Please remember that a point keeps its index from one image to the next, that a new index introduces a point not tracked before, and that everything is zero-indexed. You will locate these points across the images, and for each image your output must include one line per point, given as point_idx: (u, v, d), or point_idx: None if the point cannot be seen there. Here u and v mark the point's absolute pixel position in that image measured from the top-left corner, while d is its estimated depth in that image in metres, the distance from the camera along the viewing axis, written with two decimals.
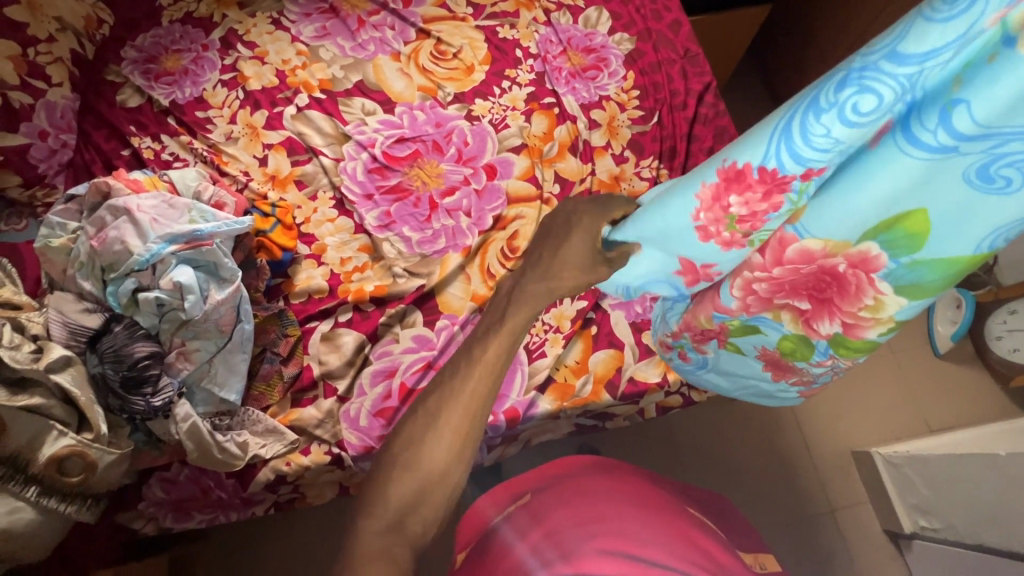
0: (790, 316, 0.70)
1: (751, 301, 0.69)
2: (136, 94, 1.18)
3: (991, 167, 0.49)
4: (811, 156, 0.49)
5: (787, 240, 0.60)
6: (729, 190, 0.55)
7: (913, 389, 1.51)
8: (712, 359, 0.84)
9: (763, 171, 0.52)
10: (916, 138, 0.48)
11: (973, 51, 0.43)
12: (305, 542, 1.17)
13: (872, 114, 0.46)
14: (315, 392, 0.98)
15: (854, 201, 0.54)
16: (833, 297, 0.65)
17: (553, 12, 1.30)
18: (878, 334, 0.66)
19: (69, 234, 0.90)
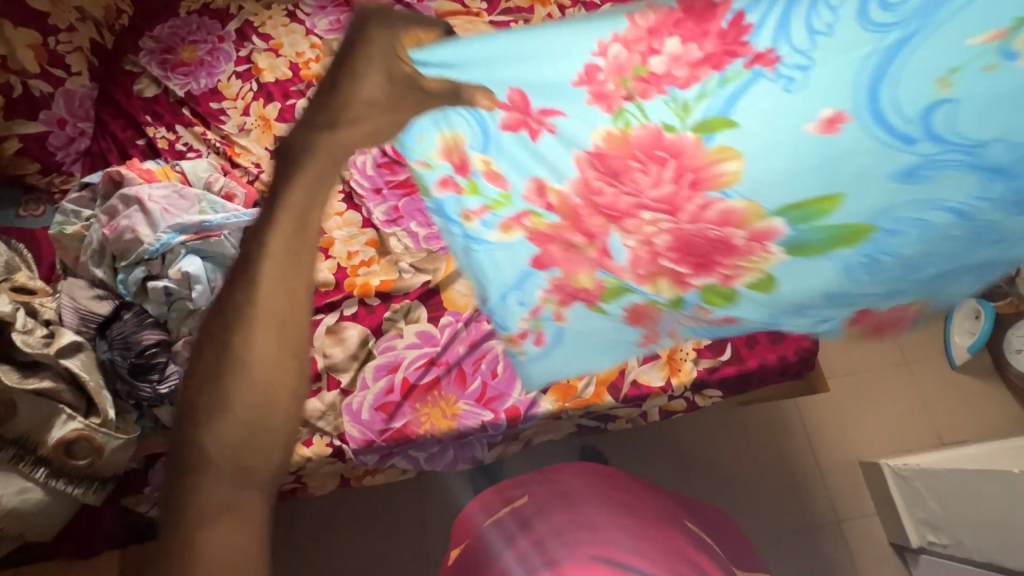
0: (667, 283, 0.77)
1: (638, 263, 0.78)
2: (153, 85, 1.19)
3: (918, 169, 0.59)
4: (800, 41, 0.58)
5: (713, 202, 0.69)
6: (682, 25, 0.63)
7: (925, 401, 1.47)
8: (568, 329, 0.86)
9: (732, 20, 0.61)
10: (884, 116, 0.57)
11: (964, 59, 0.53)
12: (307, 533, 1.19)
13: (891, 15, 0.54)
14: (318, 384, 0.96)
15: (771, 156, 0.64)
16: (715, 258, 0.73)
17: (568, 8, 1.28)
18: (746, 287, 0.73)
19: (83, 221, 0.92)
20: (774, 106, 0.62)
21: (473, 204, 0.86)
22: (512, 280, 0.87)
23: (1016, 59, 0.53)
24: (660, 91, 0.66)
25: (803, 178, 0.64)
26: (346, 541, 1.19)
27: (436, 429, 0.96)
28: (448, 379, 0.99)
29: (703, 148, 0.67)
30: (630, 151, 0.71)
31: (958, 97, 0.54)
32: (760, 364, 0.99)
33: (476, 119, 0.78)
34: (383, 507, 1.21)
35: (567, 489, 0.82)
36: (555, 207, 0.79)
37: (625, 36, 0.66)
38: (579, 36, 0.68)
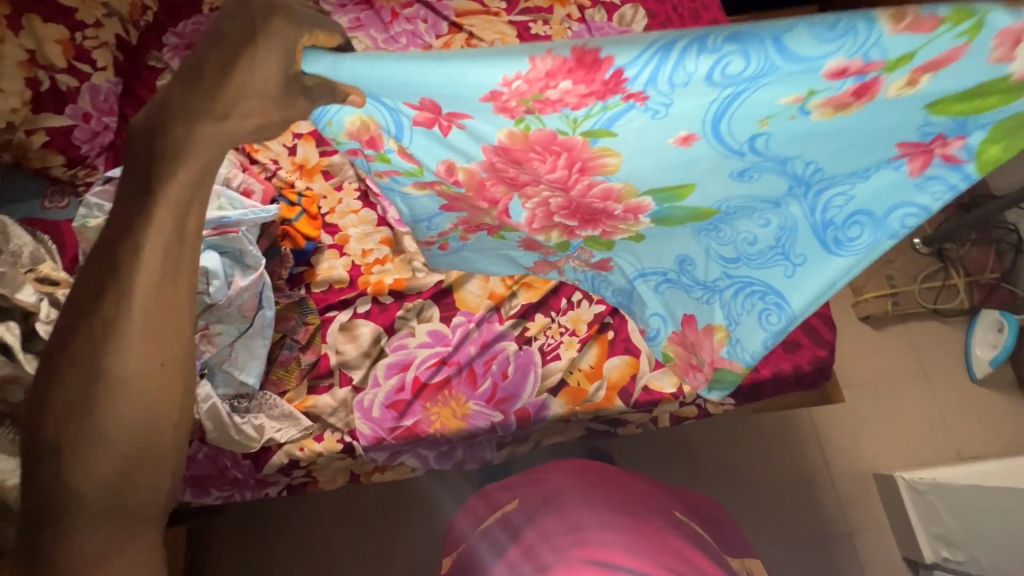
0: (557, 234, 0.78)
1: (535, 220, 0.75)
2: None
3: (745, 171, 0.62)
4: (661, 87, 0.51)
5: (595, 183, 0.64)
6: (569, 73, 0.50)
7: (944, 414, 1.44)
8: (473, 243, 0.86)
9: (615, 72, 0.50)
10: (723, 137, 0.56)
11: (780, 110, 0.53)
12: (317, 525, 1.20)
13: (735, 77, 0.49)
14: (331, 380, 1.00)
15: (644, 162, 0.60)
16: (601, 217, 0.72)
17: (587, 9, 1.27)
18: (624, 239, 0.77)
19: (105, 214, 0.93)
20: (643, 131, 0.56)
21: (382, 168, 0.70)
22: (421, 213, 0.78)
23: (814, 113, 0.53)
24: (555, 111, 0.55)
25: (682, 169, 0.61)
26: (357, 535, 1.20)
27: (446, 428, 0.97)
28: (458, 379, 0.99)
29: (590, 147, 0.59)
30: (532, 149, 0.60)
31: (772, 133, 0.56)
32: (774, 373, 0.98)
33: (388, 110, 0.59)
34: (393, 503, 1.22)
35: (575, 493, 0.82)
36: (465, 183, 0.69)
37: (526, 76, 0.51)
38: (492, 61, 0.50)
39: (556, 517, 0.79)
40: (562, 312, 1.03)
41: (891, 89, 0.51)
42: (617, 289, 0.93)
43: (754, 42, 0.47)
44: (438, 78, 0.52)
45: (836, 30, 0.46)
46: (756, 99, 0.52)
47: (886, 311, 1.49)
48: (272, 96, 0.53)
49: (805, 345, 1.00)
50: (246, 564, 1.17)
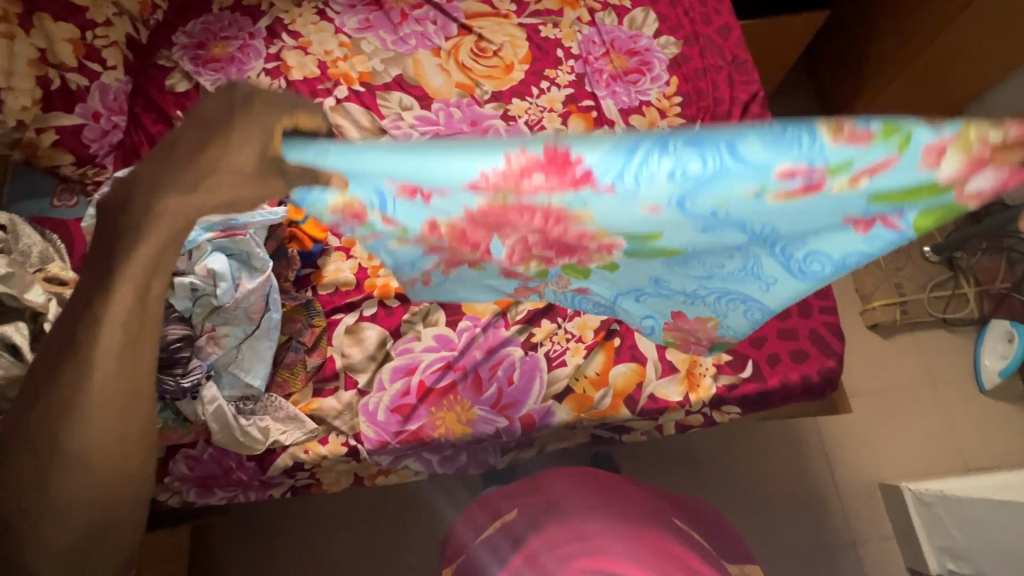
0: (537, 264, 0.74)
1: (513, 256, 0.72)
2: (185, 80, 1.21)
3: (714, 241, 0.64)
4: (628, 180, 0.55)
5: (570, 232, 0.64)
6: (546, 170, 0.55)
7: (951, 425, 1.43)
8: (453, 274, 0.78)
9: (587, 169, 0.55)
10: (691, 216, 0.60)
11: (737, 199, 0.57)
12: (320, 526, 1.21)
13: (692, 176, 0.55)
14: (336, 383, 1.00)
15: (619, 235, 0.63)
16: (576, 251, 0.69)
17: (598, 12, 1.27)
18: (598, 265, 0.72)
19: None
20: (616, 211, 0.59)
21: (364, 233, 0.69)
22: (402, 254, 0.73)
23: (769, 200, 0.57)
24: (535, 197, 0.58)
25: (654, 237, 0.64)
26: (361, 537, 1.20)
27: (451, 433, 0.97)
28: (464, 384, 0.99)
29: (568, 216, 0.61)
30: (509, 215, 0.62)
31: (735, 215, 0.60)
32: (781, 383, 0.98)
33: (372, 186, 0.60)
34: (397, 505, 1.22)
35: (580, 502, 0.82)
36: (449, 236, 0.68)
37: (505, 169, 0.55)
38: (469, 154, 0.54)
39: (562, 527, 0.80)
40: (569, 318, 1.03)
41: (836, 187, 0.55)
42: (598, 304, 0.85)
43: (712, 146, 0.53)
44: (419, 165, 0.55)
45: (783, 139, 0.52)
46: (721, 188, 0.56)
47: (894, 320, 1.47)
48: (246, 175, 0.55)
49: (813, 355, 0.99)
50: (250, 564, 1.17)
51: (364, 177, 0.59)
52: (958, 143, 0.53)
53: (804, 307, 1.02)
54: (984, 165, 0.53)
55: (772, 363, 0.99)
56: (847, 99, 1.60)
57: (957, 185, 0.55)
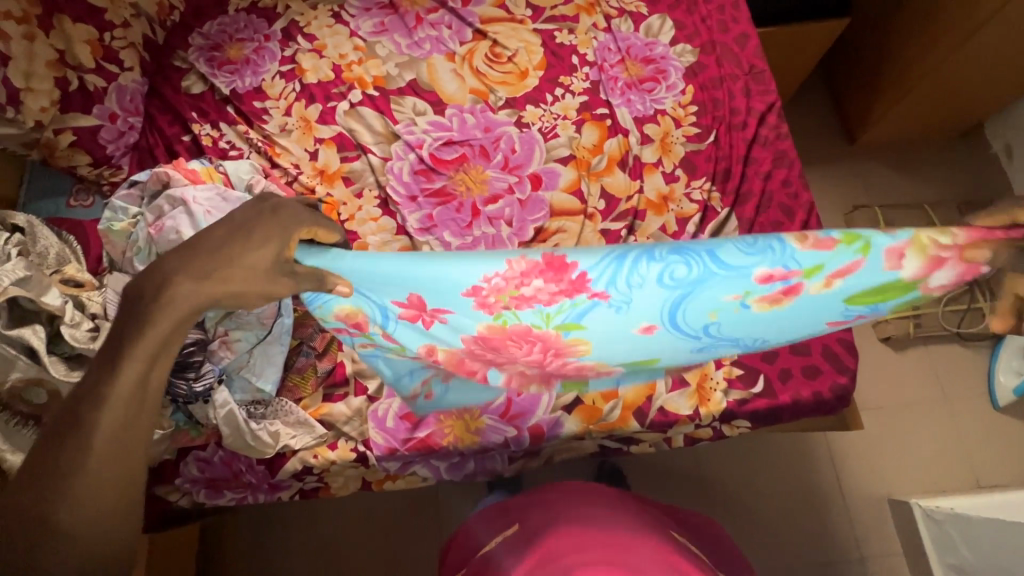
0: (536, 387, 0.96)
1: (511, 380, 0.92)
2: (200, 82, 1.22)
3: (704, 339, 0.78)
4: (624, 285, 0.66)
5: (565, 356, 0.82)
6: (544, 273, 0.65)
7: (962, 440, 1.42)
8: (448, 389, 0.95)
9: (582, 274, 0.65)
10: (677, 322, 0.73)
11: (719, 302, 0.69)
12: (326, 529, 1.21)
13: (679, 279, 0.65)
14: (346, 388, 1.00)
15: (620, 340, 0.77)
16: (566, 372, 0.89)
17: (614, 18, 1.26)
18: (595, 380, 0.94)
19: (130, 218, 0.94)
20: (613, 320, 0.72)
21: (364, 340, 0.85)
22: (402, 369, 0.93)
23: (748, 303, 0.70)
24: (531, 306, 0.70)
25: (646, 343, 0.79)
26: (368, 540, 1.21)
27: (459, 441, 0.98)
28: None
29: (563, 338, 0.77)
30: (508, 336, 0.77)
31: (719, 319, 0.73)
32: (793, 400, 0.97)
33: (378, 303, 0.73)
34: (404, 509, 1.23)
35: (589, 515, 0.82)
36: (444, 359, 0.85)
37: (505, 274, 0.65)
38: (471, 267, 0.64)
39: (580, 528, 0.79)
40: None
41: (812, 287, 0.67)
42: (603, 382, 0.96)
43: (695, 255, 0.63)
44: (427, 278, 0.66)
45: (758, 248, 0.62)
46: (716, 287, 0.66)
47: (907, 333, 1.46)
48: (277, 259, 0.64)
49: (826, 371, 0.98)
50: (259, 563, 1.19)
51: (373, 290, 0.71)
52: (915, 247, 0.63)
53: None
54: (942, 264, 0.64)
55: (784, 379, 0.98)
56: (863, 108, 1.58)
57: (920, 278, 0.67)
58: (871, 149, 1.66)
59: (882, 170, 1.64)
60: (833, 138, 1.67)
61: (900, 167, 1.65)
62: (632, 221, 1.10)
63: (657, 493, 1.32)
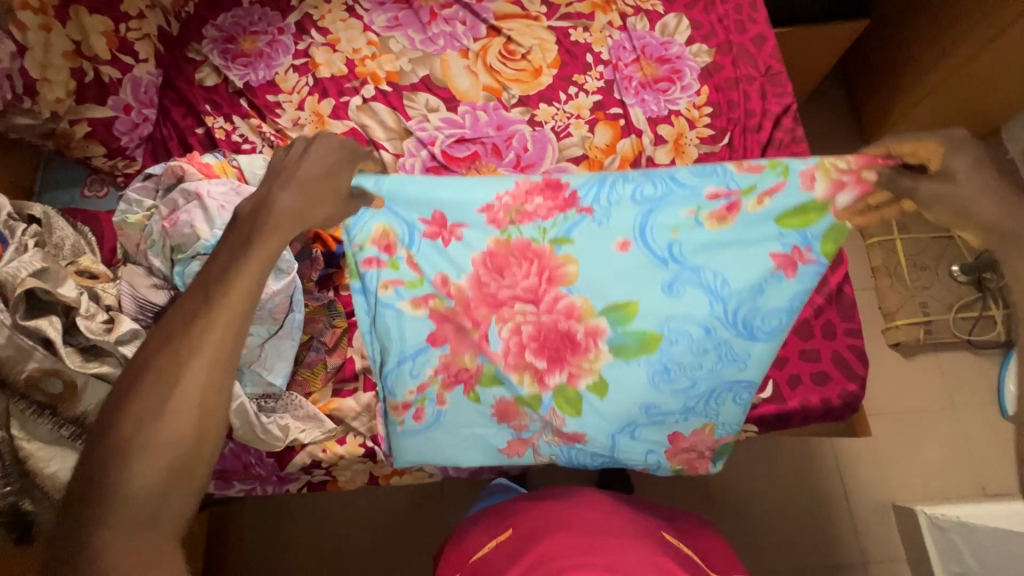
0: (529, 377, 0.94)
1: (509, 351, 0.95)
2: (214, 74, 1.22)
3: (673, 283, 0.95)
4: (608, 200, 1.00)
5: (559, 295, 0.96)
6: (549, 194, 1.01)
7: (969, 448, 1.41)
8: (446, 411, 0.95)
9: (577, 192, 1.01)
10: (648, 241, 0.97)
11: (678, 222, 0.98)
12: (333, 521, 1.23)
13: (649, 194, 1.00)
14: (355, 384, 1.01)
15: (598, 265, 0.97)
16: (567, 349, 0.94)
17: (629, 16, 1.25)
18: (586, 385, 0.93)
19: (144, 211, 0.95)
20: (596, 235, 0.99)
21: (389, 276, 0.98)
22: (411, 348, 0.96)
23: (704, 224, 0.98)
24: (533, 222, 1.00)
25: (623, 277, 0.96)
26: (373, 533, 1.22)
27: None
28: None
29: (554, 254, 0.98)
30: (510, 251, 0.99)
31: (682, 241, 0.97)
32: (801, 406, 0.97)
33: (405, 220, 1.00)
34: (410, 503, 1.24)
35: (593, 521, 0.82)
36: (454, 294, 0.97)
37: (512, 193, 1.01)
38: (488, 186, 1.02)
39: (574, 534, 0.79)
40: None
41: (749, 206, 0.98)
42: (598, 454, 0.95)
43: (659, 177, 1.02)
44: (445, 194, 1.01)
45: (706, 171, 1.01)
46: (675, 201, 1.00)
47: (916, 339, 1.46)
48: None
49: (835, 378, 0.98)
50: (266, 552, 1.21)
51: (403, 207, 1.00)
52: (823, 172, 0.96)
53: (827, 329, 1.01)
54: (842, 185, 0.95)
55: (792, 385, 0.98)
56: (879, 111, 1.56)
57: (828, 201, 0.96)
58: None
59: None
60: (847, 140, 1.65)
61: None
62: None
63: (660, 493, 1.33)
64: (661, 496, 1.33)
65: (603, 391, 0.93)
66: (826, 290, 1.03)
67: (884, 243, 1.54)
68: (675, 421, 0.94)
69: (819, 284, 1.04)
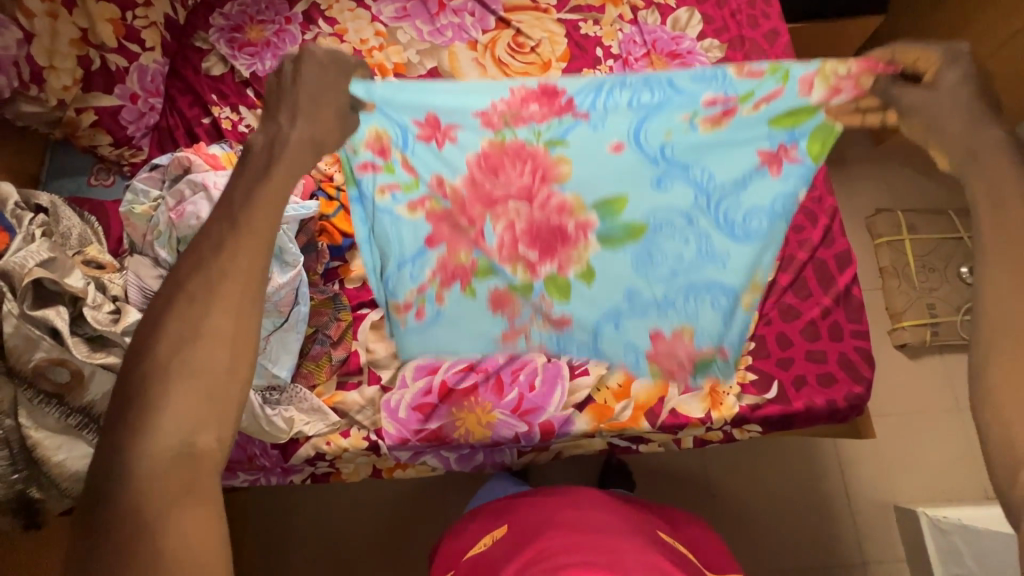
0: (523, 267, 1.03)
1: (505, 251, 1.04)
2: (221, 63, 1.21)
3: (664, 179, 1.06)
4: (600, 105, 1.08)
5: (557, 194, 1.06)
6: (547, 100, 1.09)
7: (973, 451, 1.41)
8: (445, 308, 1.02)
9: (570, 99, 1.09)
10: (643, 144, 1.07)
11: (674, 124, 1.06)
12: (336, 513, 1.24)
13: (645, 100, 1.07)
14: (360, 377, 1.01)
15: (592, 163, 1.07)
16: (557, 242, 1.04)
17: (640, 10, 1.23)
18: (575, 274, 1.03)
19: (151, 201, 0.95)
20: (589, 139, 1.08)
21: (386, 180, 1.07)
22: (409, 253, 1.04)
23: (697, 128, 1.05)
24: (528, 126, 1.08)
25: (614, 176, 1.06)
26: (375, 526, 1.23)
27: (471, 434, 0.98)
28: (485, 386, 0.99)
29: (547, 155, 1.08)
30: (504, 151, 1.08)
31: (673, 143, 1.06)
32: (807, 407, 0.96)
33: (398, 123, 1.08)
34: (413, 496, 1.25)
35: (596, 522, 0.82)
36: (449, 195, 1.07)
37: (507, 100, 1.08)
38: (482, 97, 1.08)
39: (576, 533, 0.79)
40: None
41: (745, 111, 1.03)
42: (583, 344, 1.01)
43: (657, 83, 1.07)
44: (444, 98, 1.08)
45: (707, 77, 1.04)
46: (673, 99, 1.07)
47: (923, 341, 1.45)
48: None
49: (841, 380, 0.98)
50: (270, 543, 1.22)
51: (397, 110, 1.07)
52: (822, 77, 0.97)
53: (834, 330, 1.00)
54: (838, 91, 0.97)
55: (797, 386, 0.98)
56: None
57: (822, 104, 0.99)
58: (897, 151, 1.63)
59: (905, 173, 1.61)
60: (857, 138, 1.64)
61: (925, 171, 1.61)
62: None
63: (662, 490, 1.34)
64: (663, 493, 1.33)
65: (590, 277, 1.03)
66: (833, 291, 1.02)
67: (892, 243, 1.53)
68: (654, 313, 1.01)
69: (827, 285, 1.03)
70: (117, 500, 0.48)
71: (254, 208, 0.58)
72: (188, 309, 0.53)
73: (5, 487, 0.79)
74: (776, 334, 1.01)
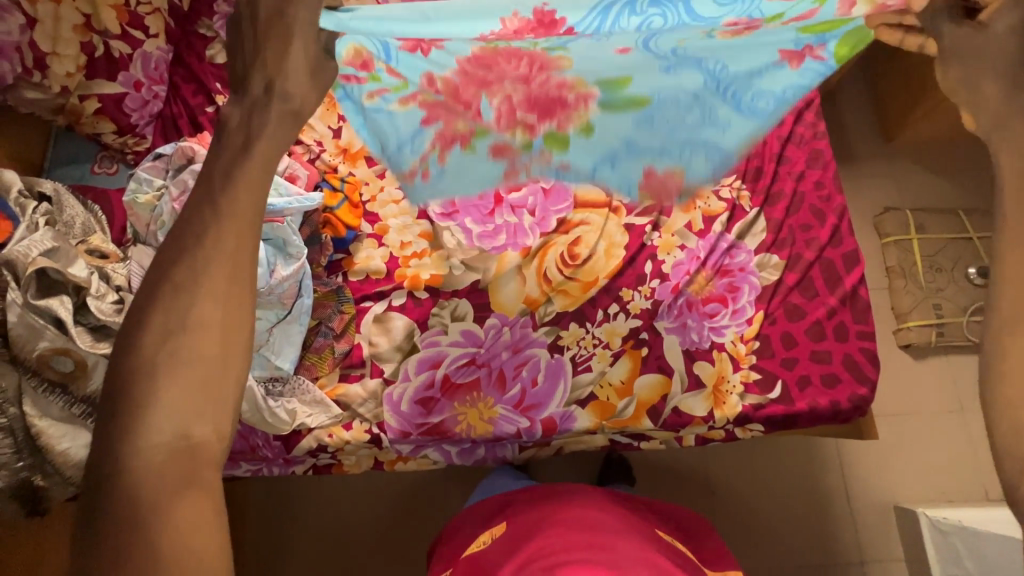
0: (523, 135, 0.95)
1: (501, 120, 0.94)
2: (225, 51, 1.19)
3: (672, 65, 0.86)
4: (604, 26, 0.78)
5: (561, 80, 0.88)
6: (540, 27, 0.79)
7: (975, 453, 1.41)
8: (451, 166, 0.98)
9: (561, 18, 0.80)
10: (655, 48, 0.81)
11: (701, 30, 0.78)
12: (337, 503, 1.25)
13: (640, 19, 0.77)
14: (362, 370, 1.01)
15: (596, 67, 0.86)
16: (556, 108, 0.92)
17: None
18: (578, 130, 0.94)
19: (154, 190, 0.94)
20: (591, 53, 0.82)
21: (373, 87, 0.88)
22: (406, 134, 0.95)
23: (716, 35, 0.79)
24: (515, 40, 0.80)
25: (614, 63, 0.84)
26: (376, 517, 1.24)
27: (473, 430, 0.98)
28: (488, 381, 0.99)
29: (549, 55, 0.83)
30: (500, 54, 0.84)
31: (686, 47, 0.81)
32: (810, 407, 0.96)
33: (380, 39, 0.79)
34: (414, 488, 1.25)
35: (599, 522, 0.82)
36: (443, 90, 0.91)
37: (501, 31, 0.79)
38: (478, 17, 0.77)
39: (577, 531, 0.79)
40: (598, 324, 1.02)
41: (767, 28, 0.77)
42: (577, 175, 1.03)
43: (669, 3, 0.75)
44: (429, 27, 0.76)
45: (729, 2, 0.75)
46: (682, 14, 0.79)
47: (928, 341, 1.44)
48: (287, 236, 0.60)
49: (845, 380, 0.97)
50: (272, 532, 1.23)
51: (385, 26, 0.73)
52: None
53: (839, 331, 1.00)
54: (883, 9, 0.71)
55: (801, 386, 0.97)
56: (902, 105, 1.52)
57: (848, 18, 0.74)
58: (906, 148, 1.61)
59: (914, 171, 1.60)
60: (867, 135, 1.62)
61: (935, 169, 1.60)
62: (658, 217, 1.06)
63: (662, 487, 1.34)
64: (663, 488, 1.34)
65: (592, 133, 0.94)
66: (839, 291, 1.01)
67: (899, 243, 1.51)
68: (653, 155, 0.96)
69: (834, 285, 1.02)
70: (113, 498, 0.47)
71: (236, 190, 0.53)
72: (176, 300, 0.51)
73: (9, 474, 0.80)
74: (780, 334, 1.00)
